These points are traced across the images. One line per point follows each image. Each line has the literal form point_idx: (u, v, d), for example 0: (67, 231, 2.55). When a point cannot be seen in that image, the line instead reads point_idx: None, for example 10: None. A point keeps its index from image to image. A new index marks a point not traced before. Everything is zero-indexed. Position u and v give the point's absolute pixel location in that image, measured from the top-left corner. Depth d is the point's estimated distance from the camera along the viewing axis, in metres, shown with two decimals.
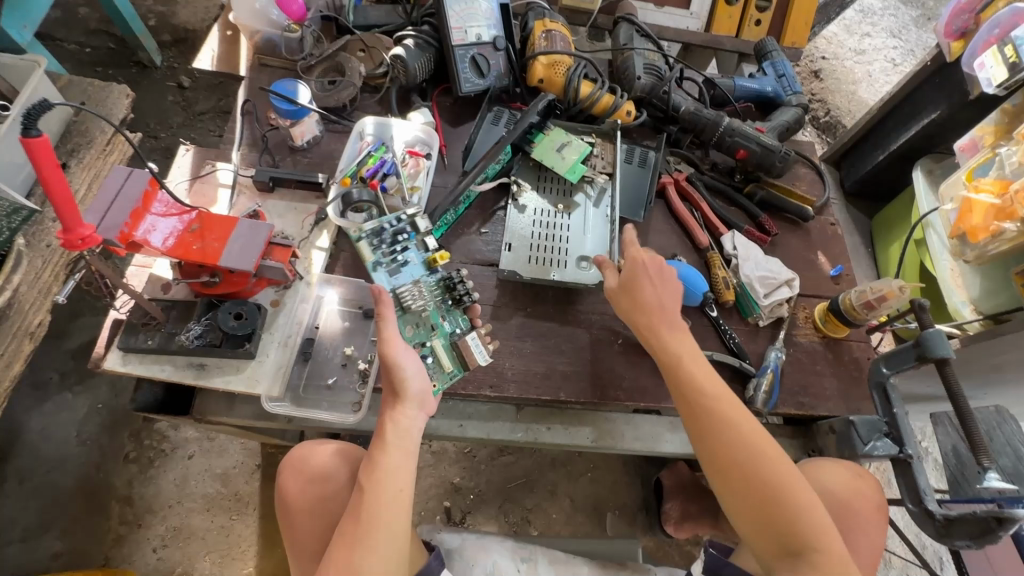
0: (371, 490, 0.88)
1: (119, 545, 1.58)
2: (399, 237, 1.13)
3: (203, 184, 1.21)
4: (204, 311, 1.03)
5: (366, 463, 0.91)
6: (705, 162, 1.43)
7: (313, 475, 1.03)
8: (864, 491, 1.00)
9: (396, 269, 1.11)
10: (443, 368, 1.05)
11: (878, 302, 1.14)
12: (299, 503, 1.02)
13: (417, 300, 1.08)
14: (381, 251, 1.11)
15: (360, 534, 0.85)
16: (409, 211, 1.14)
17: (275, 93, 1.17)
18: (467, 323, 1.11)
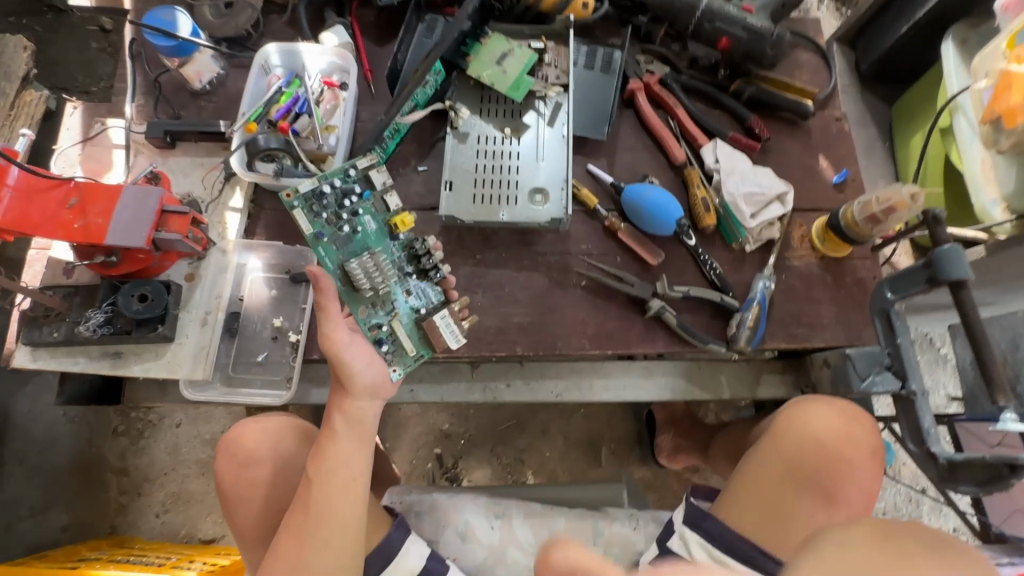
0: (319, 479, 0.78)
1: (122, 514, 1.64)
2: (349, 197, 0.91)
3: (95, 147, 1.06)
4: (106, 295, 0.92)
5: (314, 450, 0.80)
6: (683, 58, 1.19)
7: (247, 458, 0.93)
8: (857, 435, 0.93)
9: (344, 241, 0.91)
10: (407, 351, 0.91)
11: (884, 215, 0.95)
12: (236, 491, 0.91)
13: (373, 278, 0.89)
14: (323, 217, 0.90)
15: (309, 525, 0.76)
16: (359, 163, 0.91)
17: (146, 27, 0.98)
18: (441, 296, 0.94)
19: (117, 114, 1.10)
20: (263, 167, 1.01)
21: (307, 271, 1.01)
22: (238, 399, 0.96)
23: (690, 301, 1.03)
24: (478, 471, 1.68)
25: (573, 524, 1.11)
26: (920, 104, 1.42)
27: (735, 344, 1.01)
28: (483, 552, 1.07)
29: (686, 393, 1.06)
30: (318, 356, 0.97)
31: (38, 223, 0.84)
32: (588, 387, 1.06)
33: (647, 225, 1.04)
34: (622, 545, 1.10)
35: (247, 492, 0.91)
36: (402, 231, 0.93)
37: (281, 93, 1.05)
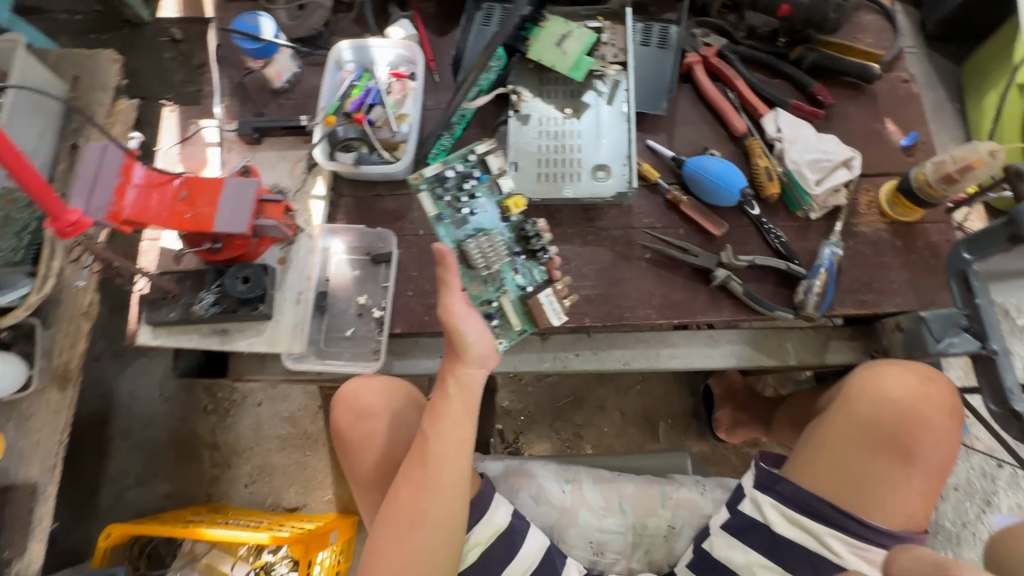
0: (435, 436, 0.88)
1: (215, 484, 1.80)
2: (469, 180, 1.01)
3: (191, 146, 1.16)
4: (213, 278, 1.02)
5: (429, 411, 0.90)
6: (741, 28, 1.19)
7: (363, 411, 0.97)
8: (935, 395, 0.92)
9: (461, 221, 1.02)
10: (512, 325, 1.02)
11: (961, 174, 0.94)
12: (352, 440, 0.97)
13: (487, 256, 1.00)
14: (445, 200, 1.02)
15: (426, 474, 0.86)
16: (478, 150, 1.01)
17: (235, 32, 1.08)
18: (546, 276, 1.02)
19: (208, 115, 1.20)
20: (343, 157, 1.10)
21: (386, 252, 1.09)
22: (330, 369, 1.05)
23: (755, 270, 1.04)
24: (539, 446, 1.75)
25: (642, 489, 1.15)
26: (997, 60, 1.36)
27: (803, 311, 1.01)
28: (555, 513, 1.13)
29: (752, 361, 1.08)
30: (400, 330, 1.05)
31: (157, 215, 0.94)
32: (654, 356, 1.10)
33: (710, 197, 1.06)
34: (690, 509, 1.13)
35: (360, 443, 0.97)
36: (514, 213, 1.02)
37: (355, 87, 1.12)
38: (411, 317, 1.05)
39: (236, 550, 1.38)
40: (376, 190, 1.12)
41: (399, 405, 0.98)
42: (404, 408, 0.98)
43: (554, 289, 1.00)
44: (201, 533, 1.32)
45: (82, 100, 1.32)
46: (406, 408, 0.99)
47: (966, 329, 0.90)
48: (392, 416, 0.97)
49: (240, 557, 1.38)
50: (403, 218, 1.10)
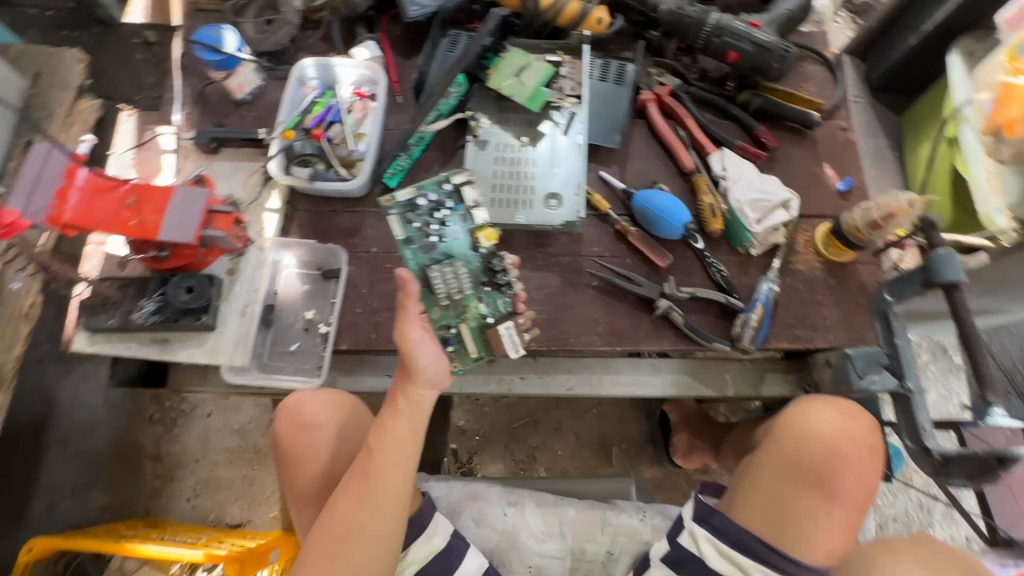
0: (379, 450, 0.84)
1: (157, 497, 1.72)
2: (441, 208, 0.96)
3: (147, 152, 1.16)
4: (157, 286, 1.01)
5: (375, 424, 0.87)
6: (694, 70, 1.25)
7: (304, 424, 0.92)
8: (857, 431, 0.95)
9: (429, 247, 0.95)
10: (468, 351, 0.96)
11: (885, 221, 0.99)
12: (294, 452, 0.92)
13: (450, 286, 0.94)
14: (414, 225, 0.96)
15: (366, 489, 0.83)
16: (454, 179, 0.97)
17: (197, 43, 1.08)
18: (510, 307, 0.97)
19: (167, 122, 1.20)
20: (298, 171, 1.10)
21: (337, 268, 1.09)
22: (273, 383, 1.04)
23: (696, 302, 1.08)
24: (493, 466, 1.75)
25: (583, 514, 1.16)
26: (931, 113, 1.46)
27: (739, 344, 1.05)
28: (496, 536, 1.13)
29: (692, 390, 1.11)
30: (346, 347, 1.05)
31: (100, 220, 0.92)
32: (599, 382, 1.12)
33: (656, 229, 1.10)
34: (629, 535, 1.14)
35: (299, 458, 0.92)
36: (483, 244, 0.96)
37: (315, 104, 1.14)
38: (357, 333, 1.05)
39: (168, 567, 1.32)
40: (331, 206, 1.12)
41: (344, 419, 0.94)
42: (349, 421, 0.94)
43: (513, 322, 0.96)
44: (131, 549, 1.27)
45: (39, 98, 1.31)
46: (351, 421, 0.94)
47: (887, 367, 0.95)
48: (335, 430, 0.93)
49: None
50: (357, 235, 1.11)
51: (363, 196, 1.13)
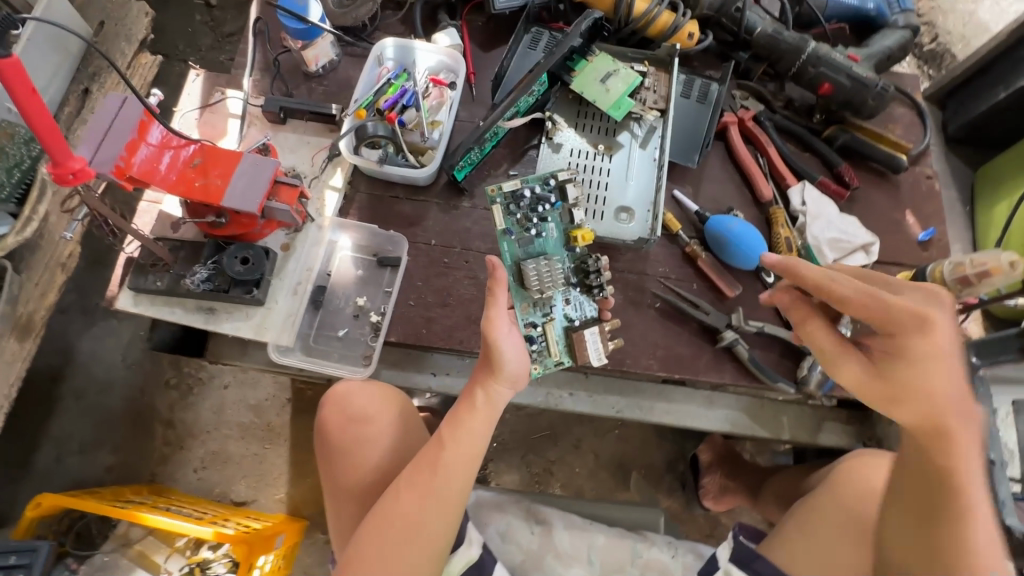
0: (450, 446, 0.80)
1: (163, 464, 1.67)
2: (543, 202, 0.94)
3: (212, 115, 1.12)
4: (211, 253, 0.97)
5: (447, 417, 0.83)
6: (779, 97, 1.21)
7: (354, 416, 0.90)
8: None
9: (527, 241, 0.94)
10: (550, 353, 0.92)
11: (976, 279, 0.93)
12: (340, 443, 0.89)
13: (544, 281, 0.91)
14: (516, 216, 0.94)
15: (432, 486, 0.79)
16: (558, 175, 0.96)
17: (281, 9, 1.03)
18: (596, 315, 0.95)
19: (234, 86, 1.17)
20: (367, 153, 1.07)
21: (395, 257, 1.06)
22: (315, 367, 1.00)
23: (763, 338, 1.03)
24: (507, 476, 1.70)
25: (613, 542, 1.11)
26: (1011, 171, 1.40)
27: (804, 387, 1.00)
28: (522, 555, 1.08)
29: (746, 429, 1.06)
30: (395, 339, 1.01)
31: (165, 178, 0.90)
32: (648, 408, 1.08)
33: (729, 257, 1.05)
34: (659, 571, 1.09)
35: (345, 450, 0.88)
36: (579, 245, 0.95)
37: (391, 85, 1.10)
38: (408, 327, 1.02)
39: (173, 540, 1.29)
40: (395, 192, 1.10)
41: (394, 416, 0.90)
42: (398, 418, 0.91)
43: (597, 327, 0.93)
44: (141, 517, 1.23)
45: (102, 47, 1.29)
46: (401, 419, 0.91)
47: None
48: (384, 425, 0.89)
49: (177, 550, 1.28)
50: (418, 225, 1.08)
51: (428, 186, 1.10)
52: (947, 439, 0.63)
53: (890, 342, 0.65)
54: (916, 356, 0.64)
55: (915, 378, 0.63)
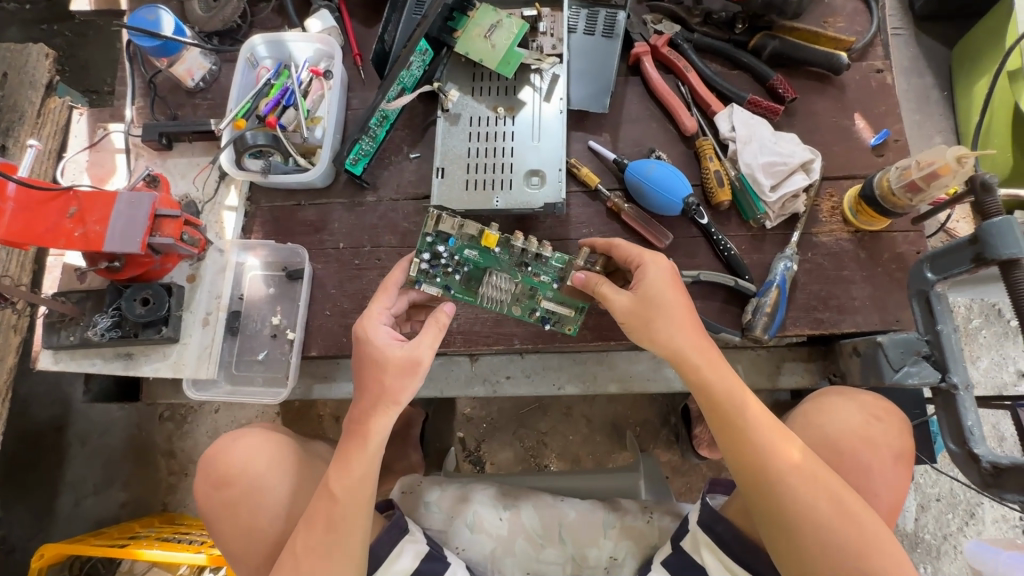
0: (341, 494, 0.76)
1: (173, 492, 1.68)
2: (445, 254, 0.86)
3: (100, 153, 1.09)
4: (112, 299, 0.95)
5: (333, 461, 0.78)
6: (696, 12, 1.07)
7: (218, 478, 0.88)
8: (882, 437, 0.83)
9: (468, 280, 0.88)
10: (568, 314, 0.90)
11: (926, 183, 0.83)
12: (217, 512, 0.87)
13: (504, 289, 0.88)
14: (438, 279, 0.87)
15: (330, 539, 0.75)
16: (428, 219, 0.84)
17: (130, 28, 0.97)
18: (565, 260, 0.87)
19: (118, 118, 1.12)
20: (251, 163, 1.01)
21: (300, 267, 1.01)
22: (241, 396, 0.99)
23: (701, 287, 0.94)
24: (501, 454, 1.68)
25: (584, 516, 1.08)
26: (987, 42, 1.22)
27: (750, 333, 0.92)
28: (491, 543, 1.07)
29: None
30: (316, 353, 0.99)
31: (41, 233, 0.86)
32: (596, 379, 1.03)
33: (652, 205, 0.96)
34: (635, 539, 1.05)
35: (218, 514, 0.87)
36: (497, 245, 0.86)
37: (271, 86, 1.03)
38: (328, 338, 0.99)
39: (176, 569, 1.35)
40: (295, 199, 1.04)
41: (263, 464, 0.89)
42: (268, 464, 0.89)
43: (577, 268, 0.87)
44: (137, 554, 1.26)
45: (8, 99, 1.18)
46: (272, 463, 0.89)
47: (925, 357, 0.81)
48: (254, 480, 0.88)
49: None
50: (323, 230, 1.03)
51: (327, 187, 1.05)
52: (703, 367, 0.76)
53: (642, 291, 0.78)
54: (660, 296, 0.77)
55: (664, 317, 0.76)
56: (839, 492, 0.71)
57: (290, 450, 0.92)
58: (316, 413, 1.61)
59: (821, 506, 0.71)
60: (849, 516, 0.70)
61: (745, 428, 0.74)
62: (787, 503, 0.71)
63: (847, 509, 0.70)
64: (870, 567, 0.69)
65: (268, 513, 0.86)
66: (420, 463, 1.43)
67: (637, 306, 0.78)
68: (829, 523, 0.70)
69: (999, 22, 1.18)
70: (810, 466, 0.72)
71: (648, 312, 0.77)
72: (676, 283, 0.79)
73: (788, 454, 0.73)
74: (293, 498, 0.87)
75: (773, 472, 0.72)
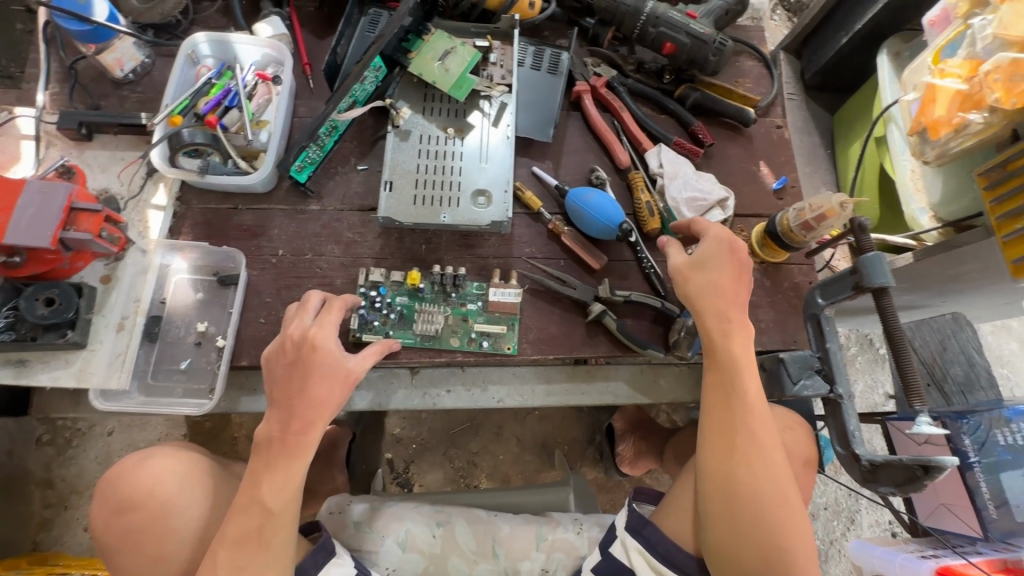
0: (276, 508, 0.75)
1: (46, 529, 1.50)
2: (379, 300, 0.97)
3: (1, 138, 0.98)
4: (7, 298, 0.85)
5: (264, 472, 0.77)
6: (630, 60, 1.20)
7: (120, 503, 0.79)
8: (795, 443, 0.96)
9: (398, 323, 0.97)
10: (500, 332, 0.99)
11: (817, 222, 0.97)
12: (114, 539, 0.79)
13: (437, 323, 0.98)
14: (376, 323, 0.96)
15: (255, 554, 0.73)
16: (363, 274, 0.98)
17: (56, 9, 0.91)
18: (482, 286, 1.00)
19: (26, 102, 1.02)
20: (186, 163, 0.97)
21: (235, 273, 0.97)
22: (156, 408, 0.91)
23: (632, 306, 1.02)
24: (430, 476, 1.65)
25: (518, 529, 1.10)
26: (858, 112, 1.46)
27: (675, 350, 1.00)
28: (423, 561, 1.05)
29: (629, 397, 1.07)
30: (246, 362, 0.93)
31: None
32: (533, 393, 1.06)
33: (589, 229, 1.03)
34: (566, 550, 1.08)
35: (118, 545, 0.79)
36: (420, 285, 0.98)
37: (212, 85, 1.00)
38: (259, 347, 0.94)
39: None
40: (231, 202, 1.01)
41: (175, 484, 0.81)
42: (180, 485, 0.82)
43: (495, 286, 0.99)
44: None
45: None
46: (186, 482, 0.82)
47: (818, 371, 0.93)
48: (166, 502, 0.80)
49: None
50: (261, 235, 1.00)
51: (268, 192, 1.02)
52: (719, 335, 0.84)
53: (699, 255, 0.86)
54: (710, 259, 0.86)
55: (703, 279, 0.85)
56: (783, 482, 0.79)
57: (207, 470, 0.86)
58: (230, 434, 1.51)
59: (771, 487, 0.79)
60: (782, 496, 0.79)
61: (738, 394, 0.82)
62: (742, 476, 0.79)
63: (782, 490, 0.79)
64: (779, 549, 0.78)
65: (179, 538, 0.79)
66: (345, 486, 1.38)
67: (695, 262, 0.86)
68: (768, 497, 0.78)
69: (868, 97, 1.42)
70: (775, 452, 0.81)
71: (702, 275, 0.86)
72: (735, 255, 0.86)
73: (759, 434, 0.80)
74: (208, 522, 0.81)
75: (742, 440, 0.80)
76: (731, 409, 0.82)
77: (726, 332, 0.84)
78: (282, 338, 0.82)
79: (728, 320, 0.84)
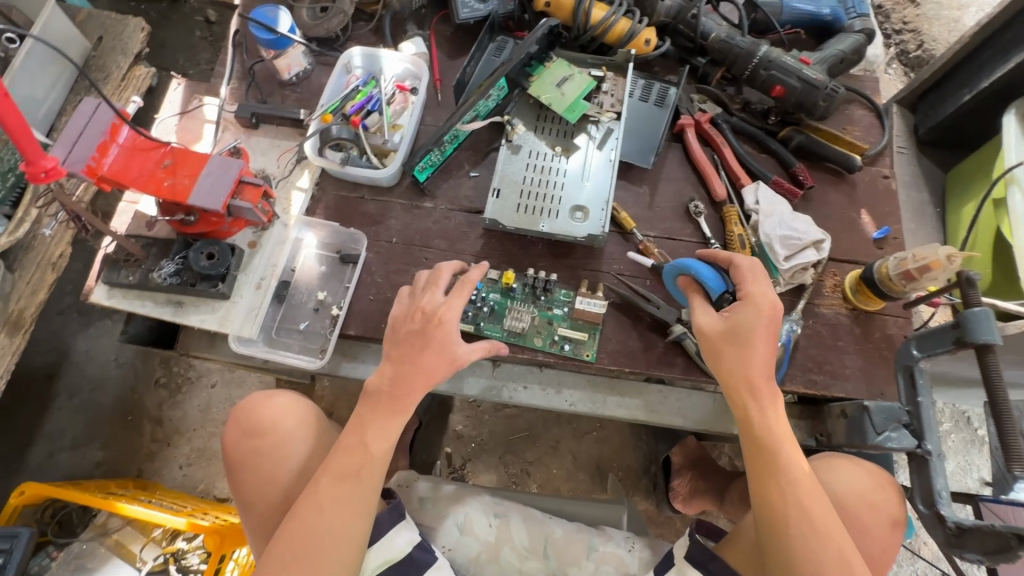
0: (375, 455, 0.85)
1: (150, 460, 1.66)
2: (475, 294, 1.06)
3: (189, 120, 1.20)
4: (180, 249, 1.04)
5: (365, 422, 0.87)
6: (737, 100, 1.24)
7: (251, 427, 0.94)
8: (881, 502, 0.92)
9: (486, 317, 1.06)
10: (581, 338, 1.04)
11: (919, 274, 0.96)
12: (236, 459, 0.92)
13: (523, 321, 1.05)
14: (469, 314, 1.05)
15: (348, 491, 0.82)
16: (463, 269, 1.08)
17: (252, 20, 1.10)
18: (570, 294, 1.07)
19: (212, 93, 1.24)
20: (331, 154, 1.12)
21: (355, 253, 1.10)
22: (276, 358, 1.04)
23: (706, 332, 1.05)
24: (485, 476, 1.70)
25: (571, 536, 1.12)
26: (977, 172, 1.40)
27: None
28: (477, 546, 1.10)
29: (699, 423, 1.09)
30: (353, 332, 1.05)
31: (135, 177, 0.95)
32: (602, 403, 1.10)
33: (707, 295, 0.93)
34: (615, 565, 1.09)
35: (242, 463, 0.92)
36: (513, 284, 1.07)
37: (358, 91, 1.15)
38: (367, 321, 1.06)
39: (150, 531, 1.38)
40: (360, 192, 1.15)
41: (292, 425, 0.94)
42: (297, 426, 0.94)
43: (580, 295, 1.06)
44: (119, 508, 1.27)
45: (99, 60, 1.43)
46: (301, 425, 0.95)
47: (906, 425, 0.90)
48: (285, 438, 0.93)
49: (152, 539, 1.37)
50: (380, 224, 1.13)
51: (391, 187, 1.15)
52: (754, 403, 0.84)
53: (733, 324, 0.85)
54: (744, 331, 0.84)
55: (737, 350, 0.84)
56: (840, 548, 0.76)
57: (316, 418, 0.98)
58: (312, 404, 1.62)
59: (825, 554, 0.76)
60: (844, 563, 0.75)
61: (778, 459, 0.81)
62: (795, 542, 0.77)
63: (843, 557, 0.76)
64: None
65: (288, 472, 0.90)
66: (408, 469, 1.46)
67: (733, 333, 0.85)
68: (825, 562, 0.75)
69: (989, 157, 1.36)
70: (826, 521, 0.78)
71: (741, 346, 0.84)
72: (771, 328, 0.85)
73: (801, 495, 0.79)
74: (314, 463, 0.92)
75: (782, 506, 0.79)
76: (770, 474, 0.81)
77: (758, 397, 0.83)
78: (412, 306, 0.92)
79: (765, 386, 0.84)
